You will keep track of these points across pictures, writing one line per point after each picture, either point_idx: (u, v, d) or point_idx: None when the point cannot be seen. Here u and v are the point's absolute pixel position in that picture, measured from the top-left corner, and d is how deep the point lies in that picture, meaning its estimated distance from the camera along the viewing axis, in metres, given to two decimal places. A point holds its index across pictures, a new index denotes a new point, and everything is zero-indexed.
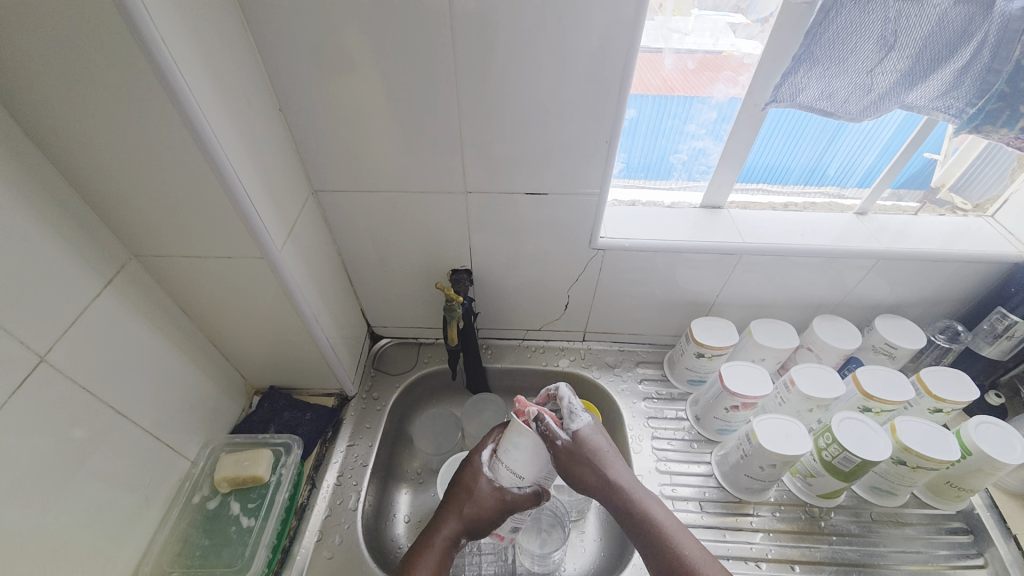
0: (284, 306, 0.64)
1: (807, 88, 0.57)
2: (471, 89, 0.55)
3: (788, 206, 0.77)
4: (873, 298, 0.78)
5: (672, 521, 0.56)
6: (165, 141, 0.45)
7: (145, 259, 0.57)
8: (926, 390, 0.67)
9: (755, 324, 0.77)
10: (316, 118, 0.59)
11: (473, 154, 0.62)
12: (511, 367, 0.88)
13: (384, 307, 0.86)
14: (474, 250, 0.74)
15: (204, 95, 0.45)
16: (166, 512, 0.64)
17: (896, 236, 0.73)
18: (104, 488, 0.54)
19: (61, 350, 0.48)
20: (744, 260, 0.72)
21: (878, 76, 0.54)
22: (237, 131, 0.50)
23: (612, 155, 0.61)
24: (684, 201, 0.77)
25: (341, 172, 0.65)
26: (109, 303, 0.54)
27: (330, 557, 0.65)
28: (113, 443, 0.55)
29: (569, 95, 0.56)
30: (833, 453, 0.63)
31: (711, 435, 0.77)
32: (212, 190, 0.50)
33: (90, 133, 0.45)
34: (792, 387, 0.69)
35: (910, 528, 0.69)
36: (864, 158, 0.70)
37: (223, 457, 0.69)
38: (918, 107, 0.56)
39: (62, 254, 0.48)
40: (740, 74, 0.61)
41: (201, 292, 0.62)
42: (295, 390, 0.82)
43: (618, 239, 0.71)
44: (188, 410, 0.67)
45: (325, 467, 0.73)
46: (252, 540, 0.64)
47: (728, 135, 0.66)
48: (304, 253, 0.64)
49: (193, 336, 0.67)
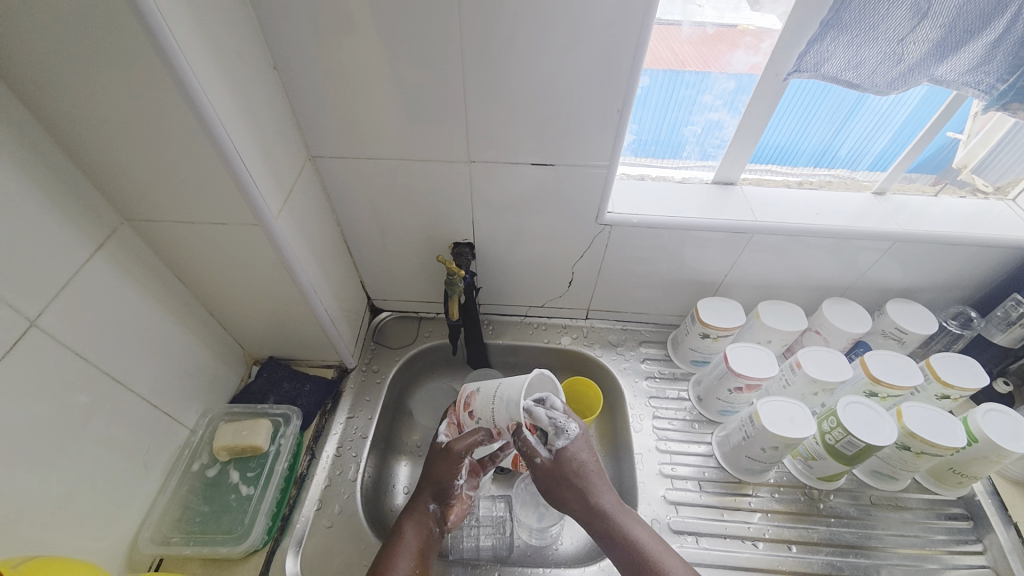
0: (282, 276, 0.63)
1: (832, 58, 0.54)
2: (476, 51, 0.52)
3: (803, 184, 0.74)
4: (886, 282, 0.76)
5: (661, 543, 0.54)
6: (151, 99, 0.43)
7: (138, 224, 0.56)
8: (935, 375, 0.66)
9: (762, 305, 0.75)
10: (313, 80, 0.56)
11: (478, 122, 0.59)
12: (513, 344, 0.87)
13: (385, 280, 0.84)
14: (477, 223, 0.72)
15: (193, 48, 0.42)
16: (166, 479, 0.64)
17: (913, 218, 0.70)
18: (101, 454, 0.54)
19: (53, 314, 0.47)
20: (755, 239, 0.70)
21: (909, 45, 0.51)
22: (229, 91, 0.48)
23: (623, 125, 0.58)
24: (696, 177, 0.75)
25: (340, 137, 0.62)
26: (101, 268, 0.52)
27: (329, 525, 0.66)
28: (110, 411, 0.55)
29: (581, 60, 0.52)
30: (837, 437, 0.62)
31: (713, 416, 0.76)
32: (204, 152, 0.47)
33: (74, 89, 0.42)
34: (798, 370, 0.68)
35: (908, 512, 0.69)
36: (878, 140, 0.68)
37: (222, 426, 0.69)
38: (946, 81, 0.53)
39: (50, 217, 0.46)
40: (763, 41, 0.57)
41: (197, 260, 0.60)
42: (294, 361, 0.81)
43: (626, 214, 0.69)
44: (186, 379, 0.66)
45: (325, 439, 0.73)
46: (252, 508, 0.64)
47: (746, 108, 0.63)
48: (302, 222, 0.63)
49: (190, 304, 0.66)
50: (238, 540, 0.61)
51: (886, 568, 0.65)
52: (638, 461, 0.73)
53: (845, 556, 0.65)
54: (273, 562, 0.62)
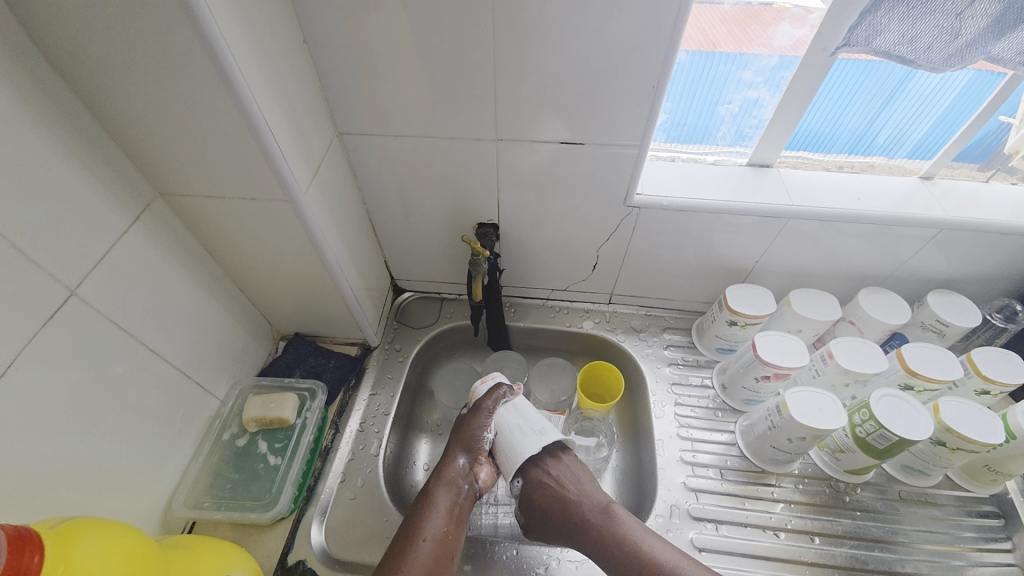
0: (308, 253, 0.63)
1: (885, 31, 0.50)
2: (508, 24, 0.51)
3: (843, 167, 0.71)
4: (927, 272, 0.73)
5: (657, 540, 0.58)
6: (183, 70, 0.43)
7: (170, 199, 0.56)
8: (976, 371, 0.63)
9: (794, 293, 0.73)
10: (342, 54, 0.55)
11: (507, 99, 0.58)
12: (534, 327, 0.87)
13: (408, 260, 0.85)
14: (501, 203, 0.71)
15: (225, 18, 0.42)
16: (198, 447, 0.66)
17: (960, 204, 0.67)
18: (136, 421, 0.56)
19: (91, 284, 0.48)
20: (789, 225, 0.68)
21: (967, 20, 0.47)
22: (260, 64, 0.47)
23: (657, 104, 0.56)
24: (729, 159, 0.72)
25: (368, 113, 0.61)
26: (136, 241, 0.53)
27: (352, 498, 0.67)
28: (145, 380, 0.56)
29: (616, 34, 0.50)
30: (868, 430, 0.61)
31: (737, 404, 0.75)
32: (235, 127, 0.47)
33: (109, 60, 0.42)
34: (830, 360, 0.66)
35: (937, 509, 0.67)
36: (918, 127, 0.65)
37: (251, 398, 0.70)
38: (1004, 60, 0.50)
39: (87, 189, 0.47)
40: (811, 13, 0.55)
41: (227, 235, 0.61)
42: (319, 338, 0.82)
43: (655, 197, 0.68)
44: (216, 351, 0.68)
45: (349, 414, 0.75)
46: (279, 478, 0.66)
47: (788, 84, 0.61)
48: (328, 199, 0.63)
49: (219, 279, 0.67)
50: (266, 508, 0.63)
51: (912, 563, 0.63)
52: (659, 447, 0.73)
53: (869, 550, 0.64)
54: (299, 531, 0.64)
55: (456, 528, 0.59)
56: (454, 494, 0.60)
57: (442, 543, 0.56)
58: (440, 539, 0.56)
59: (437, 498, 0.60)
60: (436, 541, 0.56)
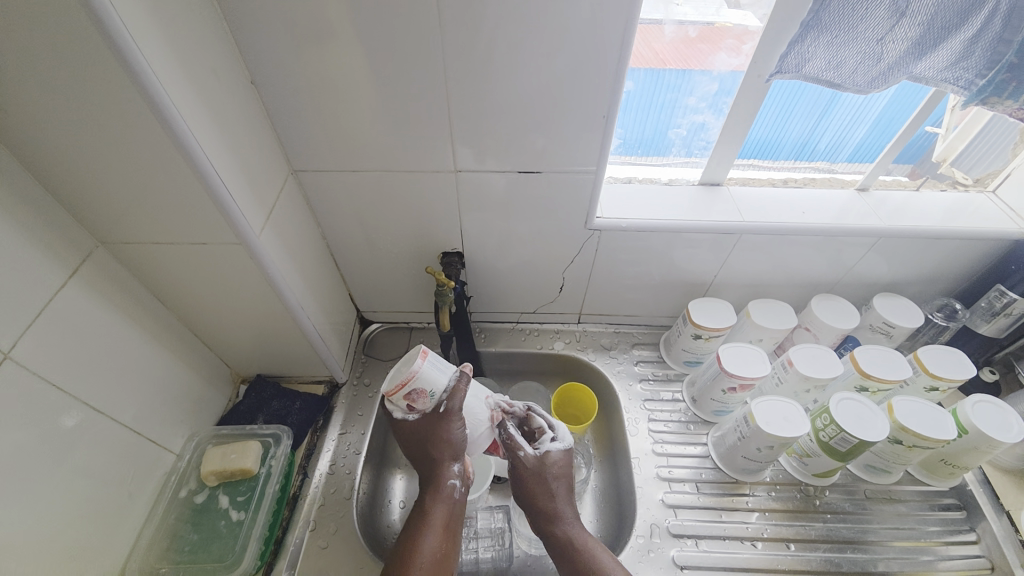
0: (267, 295, 0.61)
1: (813, 58, 0.54)
2: (459, 61, 0.52)
3: (787, 182, 0.75)
4: (872, 277, 0.77)
5: None
6: (122, 117, 0.41)
7: (113, 246, 0.54)
8: (923, 368, 0.67)
9: (752, 304, 0.76)
10: (293, 91, 0.55)
11: (464, 131, 0.58)
12: (505, 351, 0.87)
13: (374, 292, 0.83)
14: (465, 231, 0.71)
15: (163, 65, 0.41)
16: (152, 508, 0.62)
17: (894, 212, 0.71)
18: (85, 485, 0.52)
19: (26, 344, 0.45)
20: (743, 239, 0.71)
21: (888, 44, 0.52)
22: (205, 109, 0.46)
23: (610, 130, 0.58)
24: (682, 177, 0.75)
25: (323, 150, 0.61)
26: (75, 295, 0.50)
27: (324, 546, 0.65)
28: (93, 440, 0.53)
29: (564, 68, 0.52)
30: (830, 434, 0.63)
31: (707, 416, 0.77)
32: (184, 174, 0.46)
33: (39, 109, 0.40)
34: (790, 368, 0.68)
35: (901, 505, 0.70)
36: (855, 132, 0.68)
37: (210, 449, 0.67)
38: (926, 78, 0.54)
39: (18, 243, 0.44)
40: (745, 42, 0.58)
41: (178, 282, 0.59)
42: (283, 378, 0.79)
43: (615, 219, 0.69)
44: (170, 403, 0.64)
45: (317, 456, 0.72)
46: (243, 534, 0.63)
47: (730, 109, 0.64)
48: (284, 236, 0.61)
49: (172, 325, 0.64)
50: (230, 568, 0.60)
51: (883, 562, 0.65)
52: (635, 465, 0.73)
53: (842, 552, 0.66)
54: None
55: (450, 539, 0.56)
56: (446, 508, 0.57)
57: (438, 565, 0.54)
58: (435, 557, 0.54)
59: (431, 510, 0.57)
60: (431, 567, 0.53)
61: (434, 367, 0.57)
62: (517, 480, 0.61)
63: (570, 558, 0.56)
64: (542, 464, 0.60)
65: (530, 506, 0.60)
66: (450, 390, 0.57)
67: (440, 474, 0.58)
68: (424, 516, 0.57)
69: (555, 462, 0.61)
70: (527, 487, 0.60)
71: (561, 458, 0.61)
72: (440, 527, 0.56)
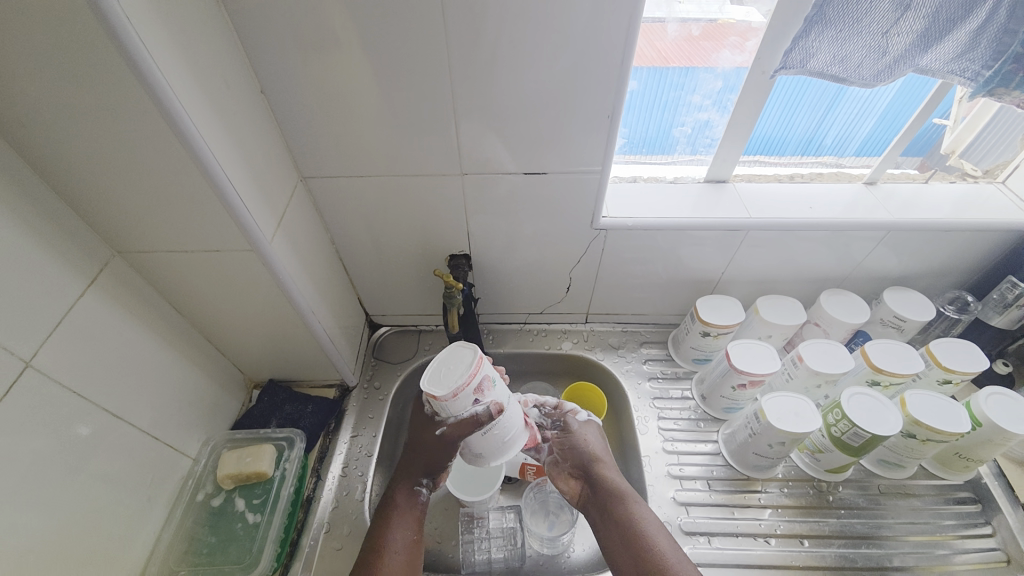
0: (278, 300, 0.62)
1: (818, 53, 0.54)
2: (464, 66, 0.52)
3: (793, 177, 0.75)
4: (882, 271, 0.77)
5: (677, 553, 0.52)
6: (136, 129, 0.42)
7: (129, 256, 0.55)
8: (935, 361, 0.66)
9: (760, 300, 0.75)
10: (302, 100, 0.56)
11: (469, 135, 0.59)
12: (514, 352, 0.87)
13: (383, 295, 0.84)
14: (472, 233, 0.72)
15: (176, 78, 0.42)
16: (170, 512, 0.63)
17: (903, 205, 0.71)
18: (105, 490, 0.53)
19: (47, 353, 0.46)
20: (749, 236, 0.71)
21: (893, 38, 0.51)
22: (217, 120, 0.47)
23: (614, 130, 0.59)
24: (688, 175, 0.75)
25: (331, 156, 0.62)
26: (93, 304, 0.51)
27: (339, 548, 0.65)
28: (112, 445, 0.54)
29: (568, 70, 0.53)
30: (843, 429, 0.63)
31: (718, 413, 0.76)
32: (196, 183, 0.47)
33: (57, 123, 0.41)
34: (801, 363, 0.68)
35: (916, 499, 0.69)
36: (862, 126, 0.68)
37: (225, 453, 0.68)
38: (932, 70, 0.54)
39: (38, 254, 0.46)
40: (748, 39, 0.58)
41: (191, 290, 0.60)
42: (295, 383, 0.80)
43: (621, 218, 0.69)
44: (186, 409, 0.65)
45: (330, 460, 0.73)
46: (259, 536, 0.63)
47: (734, 106, 0.64)
48: (294, 242, 0.62)
49: (186, 332, 0.65)
50: (247, 570, 0.61)
51: (899, 557, 0.65)
52: (646, 463, 0.73)
53: (857, 548, 0.65)
54: None
55: (419, 533, 0.59)
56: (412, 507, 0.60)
57: (411, 554, 0.57)
58: (407, 549, 0.57)
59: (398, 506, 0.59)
60: (404, 556, 0.57)
61: (462, 403, 0.49)
62: (562, 441, 0.63)
63: (621, 508, 0.56)
64: (584, 428, 0.65)
65: (577, 464, 0.62)
66: (459, 422, 0.51)
67: (409, 476, 0.60)
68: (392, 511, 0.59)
69: (593, 429, 0.65)
70: (574, 445, 0.62)
71: (597, 430, 0.66)
72: (410, 522, 0.59)
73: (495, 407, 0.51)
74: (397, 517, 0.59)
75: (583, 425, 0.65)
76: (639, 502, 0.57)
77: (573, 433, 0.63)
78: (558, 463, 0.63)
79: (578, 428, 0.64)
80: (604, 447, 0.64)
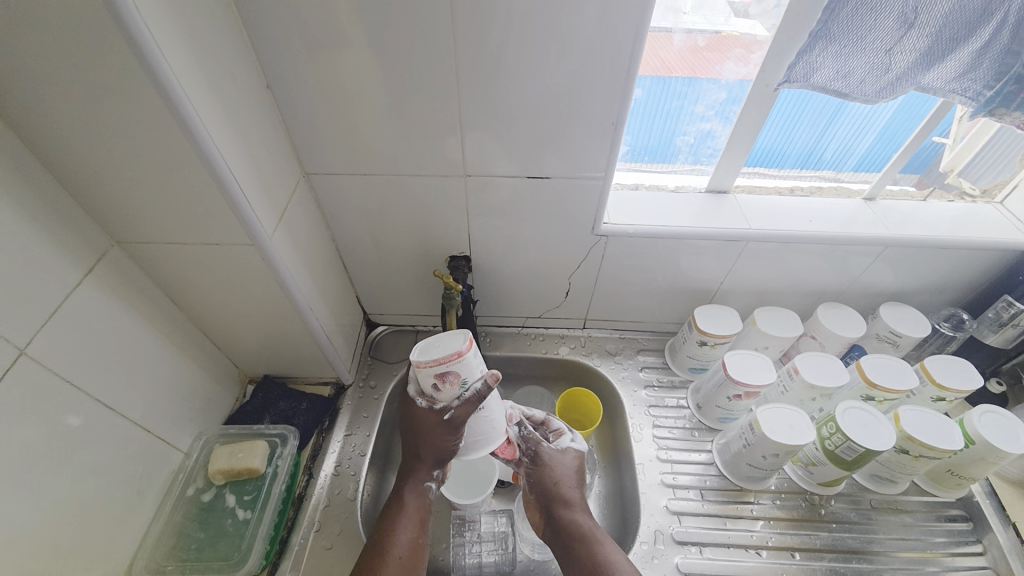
0: (276, 296, 0.62)
1: (821, 68, 0.54)
2: (471, 68, 0.53)
3: (794, 190, 0.75)
4: (879, 286, 0.77)
5: None
6: (141, 120, 0.42)
7: (128, 246, 0.55)
8: (930, 378, 0.66)
9: (758, 311, 0.76)
10: (307, 97, 0.56)
11: (473, 136, 0.59)
12: (511, 355, 0.87)
13: (381, 294, 0.84)
14: (473, 235, 0.72)
15: (183, 70, 0.42)
16: (159, 505, 0.62)
17: (901, 222, 0.71)
18: (95, 481, 0.52)
19: (42, 341, 0.46)
20: (749, 247, 0.71)
21: (896, 55, 0.52)
22: (223, 113, 0.47)
23: (618, 137, 0.59)
24: (689, 185, 0.75)
25: (335, 154, 0.62)
26: (90, 293, 0.51)
27: (328, 547, 0.65)
28: (103, 436, 0.53)
29: (574, 76, 0.53)
30: (836, 443, 0.63)
31: (712, 423, 0.77)
32: (199, 175, 0.47)
33: (61, 111, 0.41)
34: (796, 376, 0.68)
35: (907, 515, 0.69)
36: (862, 141, 0.68)
37: (217, 448, 0.67)
38: (934, 88, 0.54)
39: (37, 241, 0.45)
40: (753, 52, 0.58)
41: (189, 282, 0.60)
42: (290, 379, 0.80)
43: (621, 224, 0.70)
44: (179, 402, 0.65)
45: (322, 458, 0.72)
46: (249, 533, 0.63)
47: (737, 117, 0.64)
48: (295, 238, 0.62)
49: (182, 325, 0.65)
50: (235, 566, 0.60)
51: (889, 572, 0.65)
52: (639, 471, 0.73)
53: (847, 562, 0.65)
54: None
55: (423, 532, 0.59)
56: (418, 503, 0.60)
57: (414, 554, 0.56)
58: (411, 548, 0.56)
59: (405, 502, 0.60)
60: (407, 556, 0.56)
61: (464, 371, 0.51)
62: (534, 472, 0.63)
63: (583, 549, 0.56)
64: (559, 457, 0.64)
65: (545, 496, 0.61)
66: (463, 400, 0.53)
67: (418, 471, 0.61)
68: (400, 507, 0.59)
69: (571, 458, 0.64)
70: (544, 478, 0.62)
71: (576, 457, 0.65)
72: (415, 520, 0.59)
73: (492, 378, 0.53)
74: (404, 513, 0.59)
75: (558, 456, 0.64)
76: (604, 542, 0.56)
77: (544, 465, 0.63)
78: (528, 493, 0.64)
79: (549, 459, 0.63)
80: (577, 480, 0.63)
